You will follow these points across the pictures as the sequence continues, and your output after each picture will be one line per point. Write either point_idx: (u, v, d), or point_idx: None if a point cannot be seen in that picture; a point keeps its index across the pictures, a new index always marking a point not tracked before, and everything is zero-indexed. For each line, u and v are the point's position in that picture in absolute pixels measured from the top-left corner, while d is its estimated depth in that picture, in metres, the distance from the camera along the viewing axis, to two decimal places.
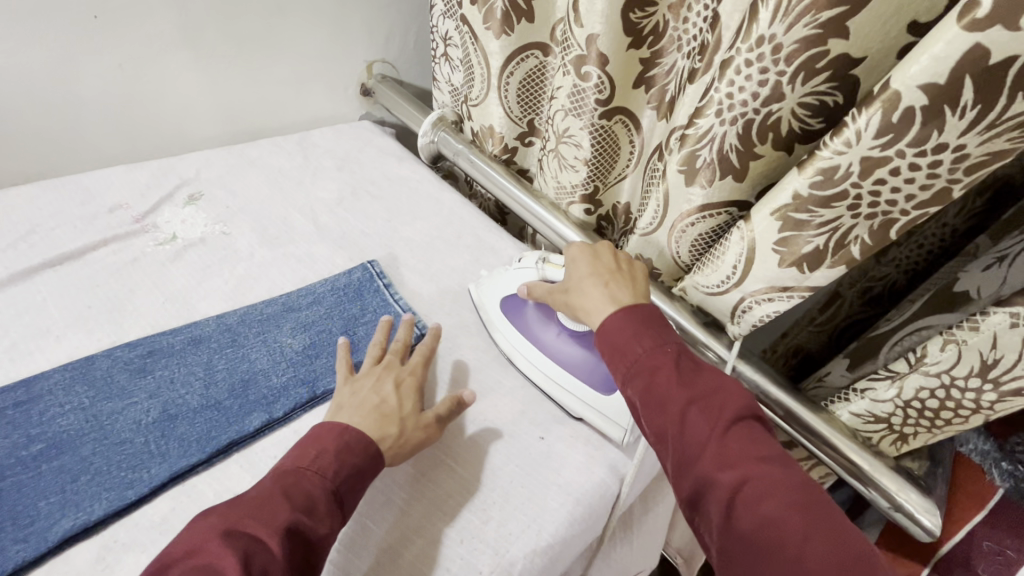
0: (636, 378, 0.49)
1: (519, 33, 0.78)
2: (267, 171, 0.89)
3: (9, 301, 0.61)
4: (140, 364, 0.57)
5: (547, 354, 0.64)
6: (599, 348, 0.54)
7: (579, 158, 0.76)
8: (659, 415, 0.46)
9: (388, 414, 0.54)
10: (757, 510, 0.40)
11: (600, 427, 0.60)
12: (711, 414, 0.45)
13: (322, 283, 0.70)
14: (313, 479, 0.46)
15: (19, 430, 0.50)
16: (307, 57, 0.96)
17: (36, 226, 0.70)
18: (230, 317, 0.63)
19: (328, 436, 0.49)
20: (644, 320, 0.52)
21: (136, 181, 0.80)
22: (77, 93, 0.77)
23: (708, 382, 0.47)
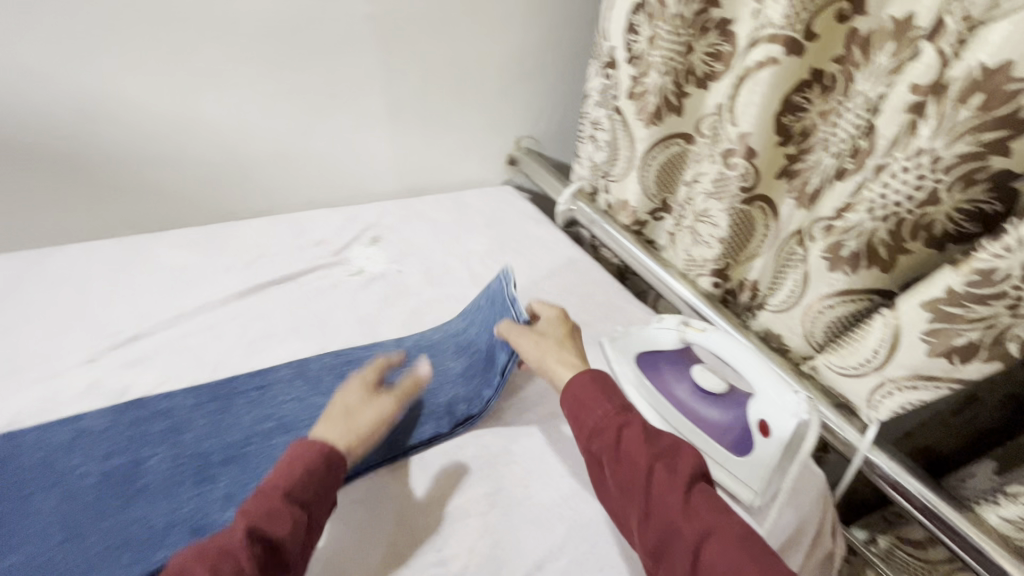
0: (603, 436, 0.55)
1: (666, 124, 0.88)
2: (431, 222, 1.05)
3: (247, 307, 0.78)
4: (342, 368, 0.70)
5: (681, 410, 0.70)
6: (567, 409, 0.59)
7: (715, 236, 0.84)
8: (627, 470, 0.52)
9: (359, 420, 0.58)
10: (717, 558, 0.46)
11: (730, 488, 0.64)
12: (673, 470, 0.51)
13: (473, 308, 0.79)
14: (268, 496, 0.48)
15: (260, 408, 0.63)
16: (472, 132, 1.13)
17: (264, 251, 0.88)
18: (403, 343, 0.76)
19: (287, 454, 0.52)
20: (606, 385, 0.59)
21: (334, 223, 0.98)
22: (304, 151, 0.97)
23: (668, 439, 0.55)
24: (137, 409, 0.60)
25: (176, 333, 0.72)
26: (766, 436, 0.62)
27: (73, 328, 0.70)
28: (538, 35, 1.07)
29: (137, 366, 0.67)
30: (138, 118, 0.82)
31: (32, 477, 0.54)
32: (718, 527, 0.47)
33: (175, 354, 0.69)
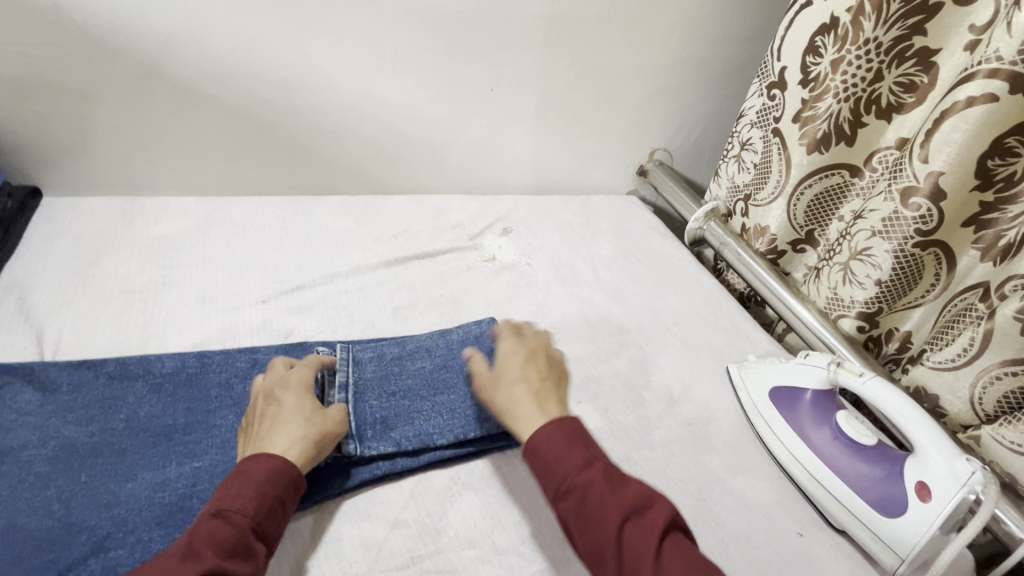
0: (567, 498, 0.47)
1: (832, 153, 0.83)
2: (559, 222, 1.06)
3: (393, 276, 0.83)
4: (412, 352, 0.66)
5: (817, 453, 0.66)
6: (530, 467, 0.51)
7: (872, 278, 0.78)
8: (594, 534, 0.45)
9: (296, 429, 0.52)
10: None
11: (869, 548, 0.59)
12: (647, 532, 0.44)
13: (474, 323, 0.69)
14: (229, 523, 0.45)
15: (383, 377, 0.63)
16: (611, 138, 1.14)
17: (408, 227, 0.93)
18: (474, 330, 0.68)
19: (240, 472, 0.48)
20: (567, 432, 0.51)
21: (469, 209, 1.02)
22: (454, 138, 1.02)
23: (635, 492, 0.47)
24: (300, 352, 0.66)
25: (332, 289, 0.78)
26: (923, 501, 0.57)
27: (249, 270, 0.78)
28: (696, 50, 1.06)
29: (299, 314, 0.73)
30: (325, 92, 0.90)
31: (216, 395, 0.60)
32: None
33: (332, 308, 0.75)
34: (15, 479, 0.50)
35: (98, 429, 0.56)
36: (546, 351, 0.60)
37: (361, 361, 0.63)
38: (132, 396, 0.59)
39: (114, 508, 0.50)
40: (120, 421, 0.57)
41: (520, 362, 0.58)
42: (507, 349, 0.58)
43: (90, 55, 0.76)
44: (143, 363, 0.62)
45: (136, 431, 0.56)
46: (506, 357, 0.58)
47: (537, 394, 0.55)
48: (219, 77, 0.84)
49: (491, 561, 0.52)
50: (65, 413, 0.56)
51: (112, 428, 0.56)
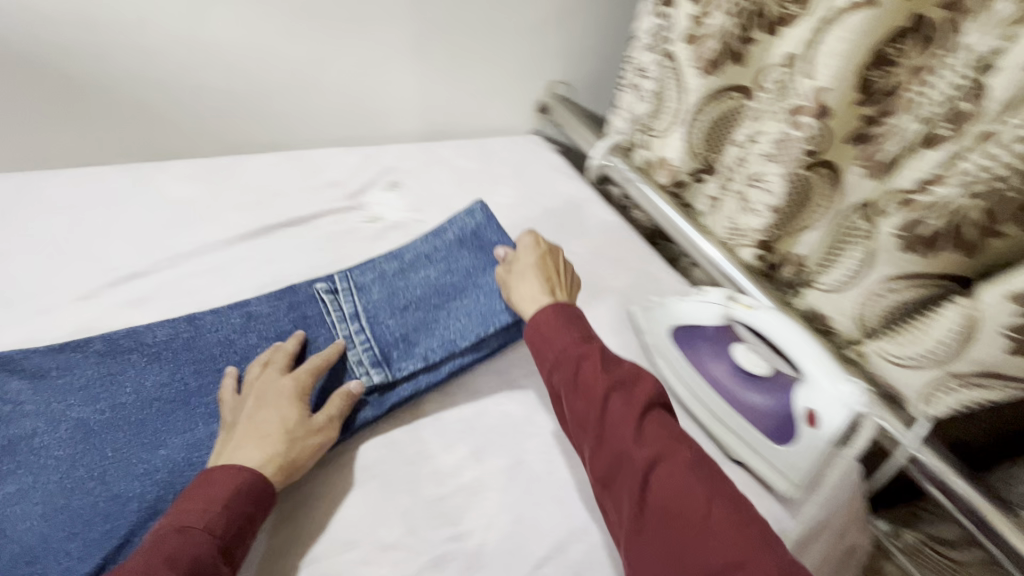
0: (562, 368, 0.55)
1: (725, 74, 0.79)
2: (453, 169, 0.97)
3: (259, 249, 0.72)
4: (410, 266, 0.68)
5: (717, 389, 0.65)
6: (533, 345, 0.59)
7: (766, 205, 0.76)
8: (583, 400, 0.52)
9: (273, 445, 0.51)
10: (671, 481, 0.46)
11: (764, 477, 0.60)
12: (629, 401, 0.51)
13: (455, 221, 0.71)
14: (194, 541, 0.44)
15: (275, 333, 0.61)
16: (504, 72, 1.04)
17: (275, 189, 0.81)
18: (470, 223, 0.71)
19: (210, 485, 0.48)
20: (570, 320, 0.58)
21: (349, 164, 0.90)
22: (321, 81, 0.89)
23: (624, 369, 0.54)
24: (293, 294, 0.64)
25: (179, 272, 0.67)
26: (813, 426, 0.58)
27: (71, 259, 0.65)
28: None
29: (136, 306, 0.63)
30: (142, 30, 0.74)
31: (219, 352, 0.59)
32: (670, 450, 0.48)
33: (177, 295, 0.65)
34: (39, 464, 0.51)
35: (107, 405, 0.54)
36: (557, 253, 0.68)
37: (364, 287, 0.66)
38: (131, 367, 0.56)
39: (153, 474, 0.52)
40: (126, 394, 0.55)
41: (537, 255, 0.66)
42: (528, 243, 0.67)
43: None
44: (132, 334, 0.58)
45: (148, 402, 0.55)
46: (525, 250, 0.66)
47: (547, 284, 0.63)
48: None
49: None
50: (64, 395, 0.54)
51: (121, 403, 0.55)
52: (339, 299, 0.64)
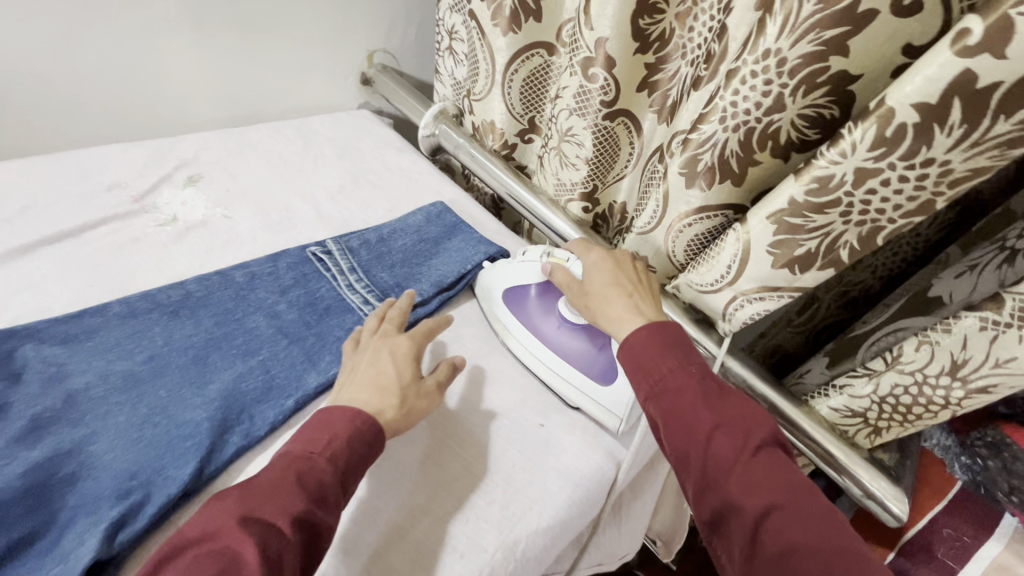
0: (658, 397, 0.52)
1: (526, 32, 0.79)
2: (267, 155, 0.88)
3: (9, 277, 0.61)
4: (380, 241, 0.77)
5: (546, 343, 0.68)
6: (626, 372, 0.56)
7: (581, 157, 0.78)
8: (684, 437, 0.49)
9: (391, 396, 0.54)
10: (782, 538, 0.43)
11: (596, 417, 0.64)
12: (736, 440, 0.48)
13: (417, 211, 0.84)
14: (323, 468, 0.47)
15: (162, 331, 0.58)
16: (310, 44, 0.95)
17: (30, 201, 0.68)
18: (434, 207, 0.85)
19: (331, 423, 0.50)
20: (669, 341, 0.54)
21: (134, 160, 0.78)
22: (74, 66, 0.75)
23: (733, 405, 0.50)
24: (288, 256, 0.70)
25: None
26: None
27: None
28: None
29: None
30: None
31: (235, 306, 0.63)
32: (784, 500, 0.44)
33: None
34: (103, 410, 0.50)
35: (147, 357, 0.56)
36: (629, 262, 0.66)
37: (354, 249, 0.74)
38: (157, 326, 0.58)
39: (210, 401, 0.54)
40: (159, 345, 0.57)
41: (612, 270, 0.64)
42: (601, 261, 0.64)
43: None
44: (148, 297, 0.60)
45: (183, 350, 0.57)
46: (596, 269, 0.64)
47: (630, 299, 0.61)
48: None
49: None
50: (100, 354, 0.54)
51: (158, 353, 0.56)
52: (335, 256, 0.72)
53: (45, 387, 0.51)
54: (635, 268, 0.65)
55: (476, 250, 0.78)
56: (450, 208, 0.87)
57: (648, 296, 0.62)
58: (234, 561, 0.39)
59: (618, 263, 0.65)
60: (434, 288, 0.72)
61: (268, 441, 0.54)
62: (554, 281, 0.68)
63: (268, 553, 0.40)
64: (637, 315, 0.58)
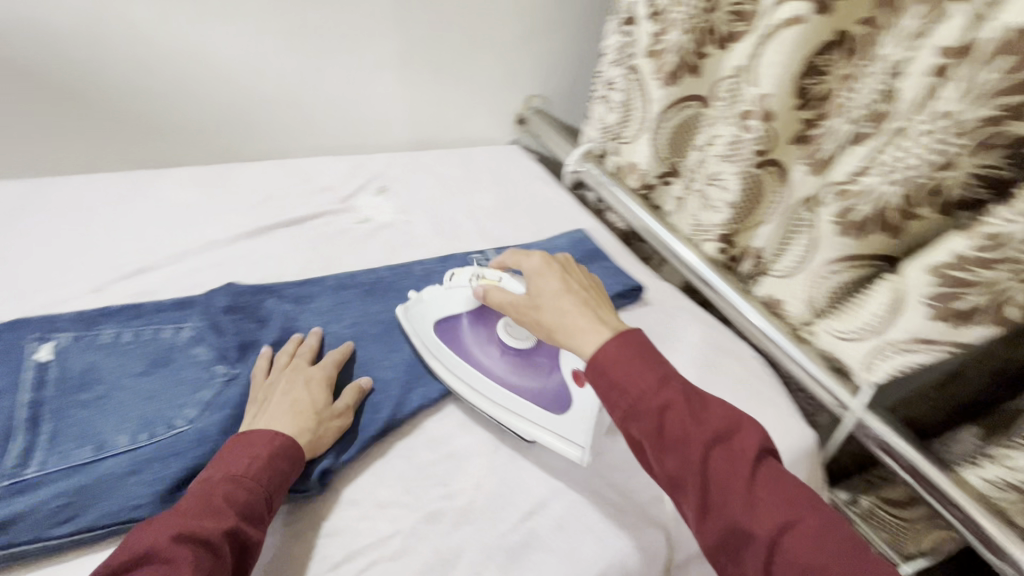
0: (645, 420, 0.49)
1: (684, 85, 0.87)
2: (438, 176, 1.03)
3: (255, 247, 0.77)
4: None
5: (489, 376, 0.64)
6: (597, 389, 0.52)
7: (724, 200, 0.85)
8: (681, 460, 0.47)
9: (307, 420, 0.54)
10: (797, 557, 0.42)
11: (556, 448, 0.59)
12: (731, 458, 0.46)
13: (563, 236, 0.94)
14: (245, 487, 0.46)
15: (362, 305, 0.71)
16: (483, 86, 1.11)
17: (270, 194, 0.86)
18: (577, 234, 0.94)
19: (248, 444, 0.49)
20: (640, 351, 0.51)
21: (340, 170, 0.96)
22: (312, 93, 0.93)
23: (719, 417, 0.48)
24: (457, 259, 0.82)
25: (183, 268, 0.71)
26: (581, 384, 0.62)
27: (80, 255, 0.69)
28: None
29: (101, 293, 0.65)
30: None
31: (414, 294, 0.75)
32: (792, 516, 0.44)
33: (169, 272, 0.70)
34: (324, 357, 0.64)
35: (351, 323, 0.69)
36: (569, 266, 0.62)
37: None
38: (358, 300, 0.72)
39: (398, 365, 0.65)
40: (359, 315, 0.70)
41: (556, 277, 0.60)
42: (543, 268, 0.60)
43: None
44: (353, 277, 0.74)
45: (377, 321, 0.70)
46: (543, 275, 0.60)
47: (587, 306, 0.56)
48: None
49: (372, 517, 0.53)
50: (319, 315, 0.68)
51: (359, 321, 0.69)
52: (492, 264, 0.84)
53: (283, 332, 0.65)
54: (583, 276, 0.61)
55: (614, 277, 0.86)
56: (589, 236, 0.96)
57: (602, 304, 0.58)
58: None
59: (562, 270, 0.61)
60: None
61: (438, 405, 0.64)
62: (487, 301, 0.63)
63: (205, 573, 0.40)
64: (596, 322, 0.54)
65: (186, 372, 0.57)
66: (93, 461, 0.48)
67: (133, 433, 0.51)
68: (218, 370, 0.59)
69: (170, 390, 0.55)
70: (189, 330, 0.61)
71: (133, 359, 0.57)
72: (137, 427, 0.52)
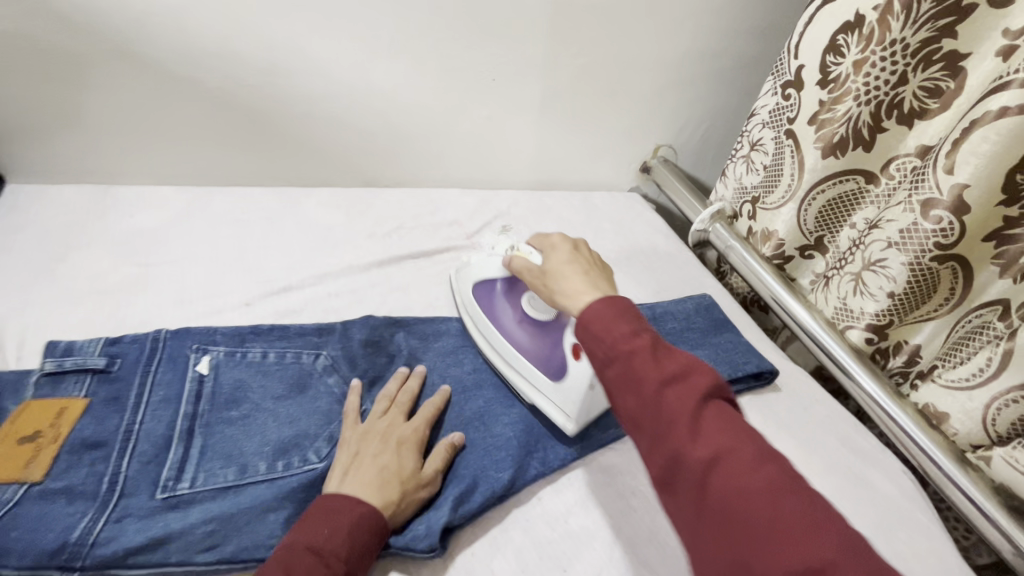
0: (611, 361, 0.46)
1: (850, 157, 0.79)
2: (560, 220, 1.02)
3: (386, 276, 0.79)
4: (653, 320, 0.83)
5: (506, 336, 0.67)
6: (580, 342, 0.49)
7: (885, 290, 0.75)
8: (635, 396, 0.44)
9: (392, 489, 0.51)
10: (733, 484, 0.39)
11: (546, 411, 0.62)
12: (687, 395, 0.43)
13: (688, 300, 0.88)
14: (323, 563, 0.44)
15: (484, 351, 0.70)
16: (615, 133, 1.08)
17: (402, 223, 0.88)
18: (703, 301, 0.88)
19: (331, 511, 0.47)
20: (622, 308, 0.49)
21: (468, 205, 0.97)
22: (453, 129, 0.95)
23: (679, 361, 0.45)
24: None
25: (322, 291, 0.73)
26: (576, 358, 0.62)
27: (234, 268, 0.73)
28: (707, 42, 1.01)
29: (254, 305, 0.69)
30: (311, 79, 0.82)
31: None
32: (736, 448, 0.41)
33: (308, 293, 0.72)
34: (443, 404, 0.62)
35: (473, 370, 0.67)
36: (587, 247, 0.62)
37: None
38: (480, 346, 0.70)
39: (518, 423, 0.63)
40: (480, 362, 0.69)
41: (567, 251, 0.60)
42: (555, 239, 0.61)
43: (42, 19, 0.67)
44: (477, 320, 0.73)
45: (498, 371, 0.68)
46: (557, 249, 0.60)
47: (587, 277, 0.56)
48: (199, 59, 0.75)
49: None
50: (443, 357, 0.68)
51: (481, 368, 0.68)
52: None
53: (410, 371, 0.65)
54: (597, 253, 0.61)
55: (744, 356, 0.79)
56: (715, 303, 0.90)
57: (606, 276, 0.57)
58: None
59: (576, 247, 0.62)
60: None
61: (556, 472, 0.61)
62: (513, 271, 0.66)
63: None
64: (589, 286, 0.53)
65: (319, 402, 0.59)
66: (236, 484, 0.50)
67: (271, 459, 0.52)
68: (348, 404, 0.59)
69: (304, 418, 0.57)
70: (325, 357, 0.63)
71: (273, 382, 0.59)
72: (274, 453, 0.53)
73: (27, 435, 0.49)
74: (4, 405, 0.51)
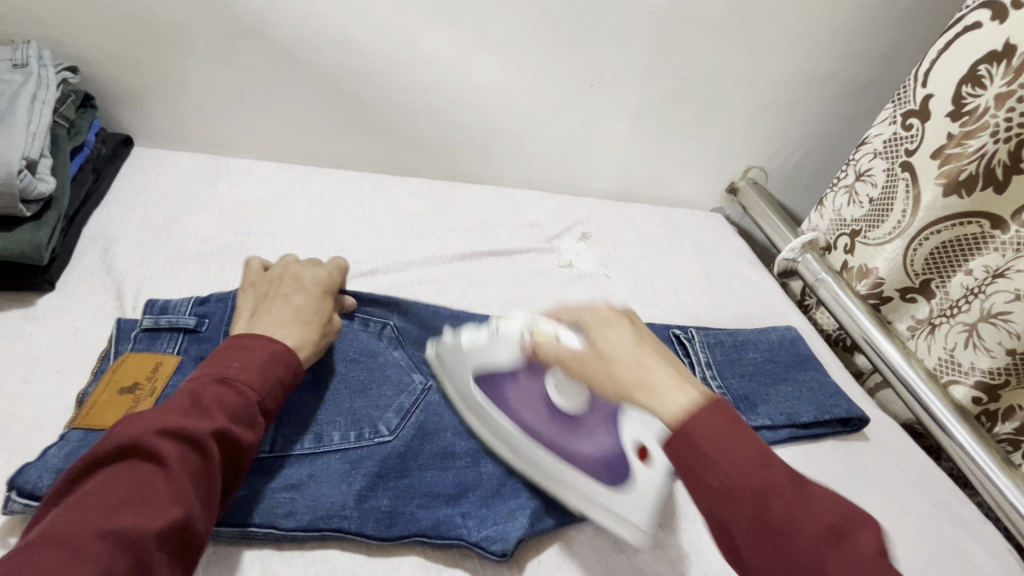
0: (739, 504, 0.38)
1: (976, 198, 0.74)
2: (639, 232, 0.99)
3: (464, 270, 0.79)
4: (734, 348, 0.78)
5: (538, 439, 0.56)
6: (682, 466, 0.41)
7: (1005, 346, 0.70)
8: (782, 555, 0.37)
9: (311, 333, 0.55)
10: None
11: (610, 526, 0.53)
12: (855, 559, 0.35)
13: (772, 331, 0.83)
14: (236, 391, 0.45)
15: None
16: (705, 151, 1.05)
17: (484, 220, 0.89)
18: (788, 333, 0.83)
19: (244, 350, 0.48)
20: (733, 421, 0.41)
21: (549, 208, 0.96)
22: (543, 132, 0.94)
23: (830, 506, 0.38)
24: (656, 330, 0.77)
25: (405, 277, 0.75)
26: (644, 460, 0.55)
27: (325, 246, 0.75)
28: (817, 64, 0.96)
29: None
30: (418, 70, 0.84)
31: None
32: None
33: (389, 278, 0.74)
34: None
35: None
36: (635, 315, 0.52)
37: (711, 346, 0.77)
38: None
39: None
40: None
41: (626, 330, 0.48)
42: (606, 317, 0.49)
43: None
44: None
45: None
46: (612, 329, 0.48)
47: (667, 366, 0.45)
48: (316, 43, 0.79)
49: None
50: None
51: None
52: (693, 346, 0.76)
53: None
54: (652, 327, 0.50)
55: (831, 398, 0.74)
56: (801, 337, 0.84)
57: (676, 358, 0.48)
58: (149, 477, 0.38)
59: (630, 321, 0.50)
60: (786, 421, 0.70)
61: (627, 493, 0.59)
62: (542, 355, 0.52)
63: (177, 475, 0.38)
64: (681, 382, 0.44)
65: (391, 375, 0.61)
66: (317, 452, 0.52)
67: (344, 431, 0.54)
68: (416, 378, 0.61)
69: (376, 388, 0.59)
70: (392, 328, 0.66)
71: (345, 346, 0.61)
72: (347, 424, 0.55)
73: (127, 386, 0.52)
74: (118, 350, 0.55)
